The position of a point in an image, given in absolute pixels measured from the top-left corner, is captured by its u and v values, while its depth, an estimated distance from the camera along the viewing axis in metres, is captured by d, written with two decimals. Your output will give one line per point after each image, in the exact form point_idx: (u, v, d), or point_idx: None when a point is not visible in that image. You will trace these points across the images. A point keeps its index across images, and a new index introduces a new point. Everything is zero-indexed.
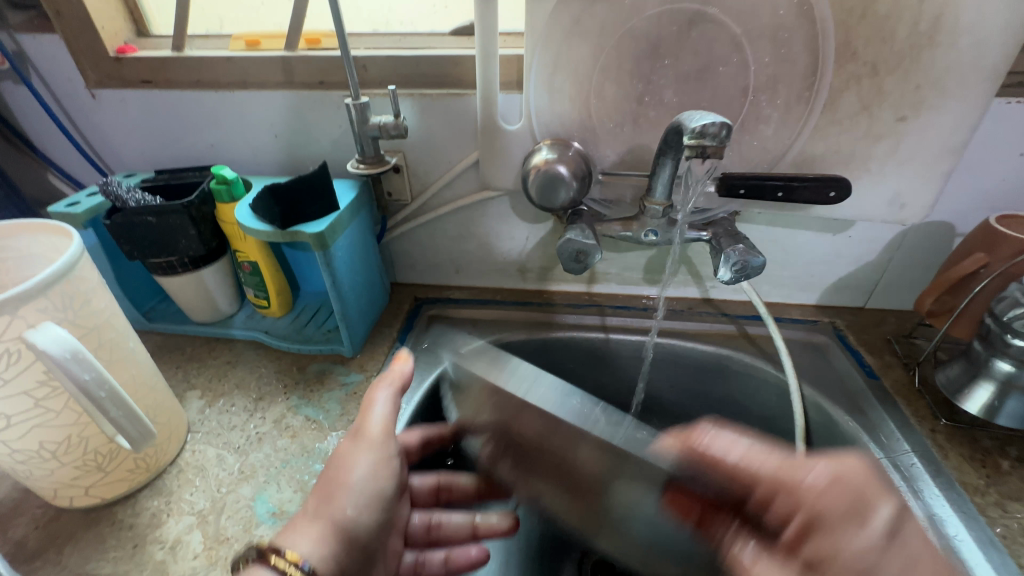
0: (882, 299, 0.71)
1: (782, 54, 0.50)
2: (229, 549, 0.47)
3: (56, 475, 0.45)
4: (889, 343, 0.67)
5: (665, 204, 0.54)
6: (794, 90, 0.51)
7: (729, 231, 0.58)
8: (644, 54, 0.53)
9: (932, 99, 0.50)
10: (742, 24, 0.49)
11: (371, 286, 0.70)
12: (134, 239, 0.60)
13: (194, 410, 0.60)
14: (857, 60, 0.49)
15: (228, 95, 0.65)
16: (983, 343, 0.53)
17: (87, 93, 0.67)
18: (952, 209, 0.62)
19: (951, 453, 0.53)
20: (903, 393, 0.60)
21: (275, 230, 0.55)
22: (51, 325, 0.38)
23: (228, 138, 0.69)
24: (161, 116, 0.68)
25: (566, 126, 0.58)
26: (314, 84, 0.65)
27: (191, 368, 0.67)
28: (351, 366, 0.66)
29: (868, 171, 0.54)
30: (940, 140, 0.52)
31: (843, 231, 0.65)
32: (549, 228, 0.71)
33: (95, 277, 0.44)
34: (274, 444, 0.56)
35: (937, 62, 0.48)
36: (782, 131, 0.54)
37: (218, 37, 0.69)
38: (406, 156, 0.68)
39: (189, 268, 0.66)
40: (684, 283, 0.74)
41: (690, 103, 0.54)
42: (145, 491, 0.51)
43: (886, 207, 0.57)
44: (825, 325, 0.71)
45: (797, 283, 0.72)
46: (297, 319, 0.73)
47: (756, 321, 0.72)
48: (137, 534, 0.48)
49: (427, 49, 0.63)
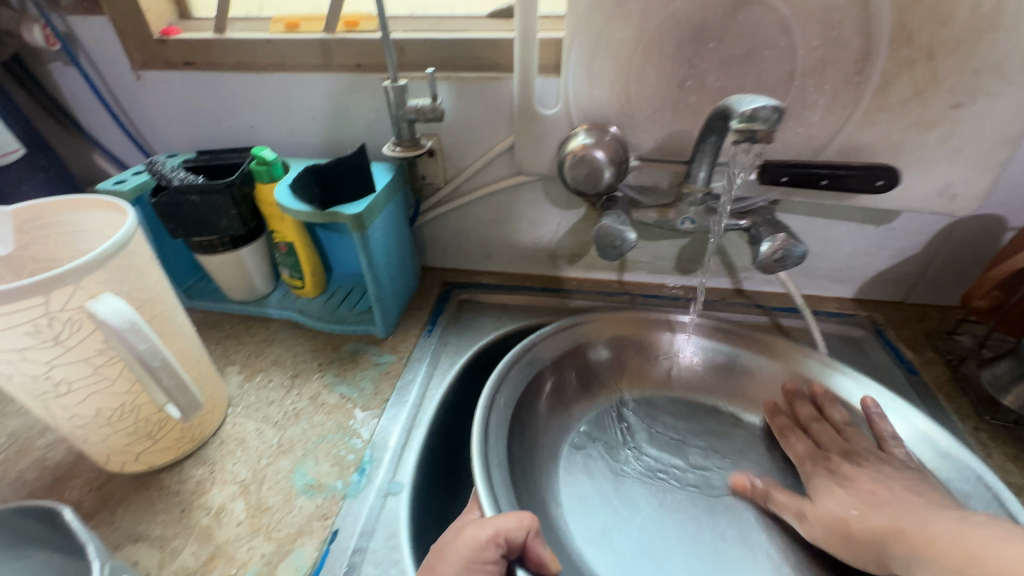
0: (924, 294, 0.69)
1: (832, 37, 0.48)
2: (271, 517, 0.48)
3: (110, 441, 0.47)
4: (929, 338, 0.66)
5: (705, 191, 0.54)
6: (843, 76, 0.50)
7: (769, 219, 0.56)
8: (687, 38, 0.52)
9: (990, 86, 0.48)
10: (792, 6, 0.48)
11: (403, 269, 0.71)
12: (177, 218, 0.62)
13: (234, 384, 0.62)
14: (912, 44, 0.47)
15: (267, 77, 0.66)
16: None
17: (132, 74, 0.69)
18: (1003, 202, 0.60)
19: (995, 452, 0.52)
20: (944, 390, 0.59)
21: (315, 210, 0.56)
22: (111, 297, 0.40)
23: (265, 120, 0.70)
24: (201, 98, 0.69)
25: (604, 111, 0.58)
26: (352, 67, 0.65)
27: (229, 344, 0.69)
28: (383, 347, 0.67)
29: (917, 160, 0.53)
30: (996, 129, 0.50)
31: (887, 222, 0.64)
32: (582, 214, 0.71)
33: (148, 252, 0.45)
34: (311, 419, 0.58)
35: (997, 47, 0.46)
36: (828, 118, 0.52)
37: (258, 20, 0.70)
38: (441, 140, 0.68)
39: (229, 247, 0.67)
40: (717, 274, 0.74)
41: (733, 89, 0.53)
42: (190, 460, 0.53)
43: (934, 198, 0.55)
44: (862, 319, 0.70)
45: (835, 275, 0.70)
46: (331, 300, 0.74)
47: (791, 313, 0.71)
48: (183, 499, 0.50)
49: (467, 32, 0.63)
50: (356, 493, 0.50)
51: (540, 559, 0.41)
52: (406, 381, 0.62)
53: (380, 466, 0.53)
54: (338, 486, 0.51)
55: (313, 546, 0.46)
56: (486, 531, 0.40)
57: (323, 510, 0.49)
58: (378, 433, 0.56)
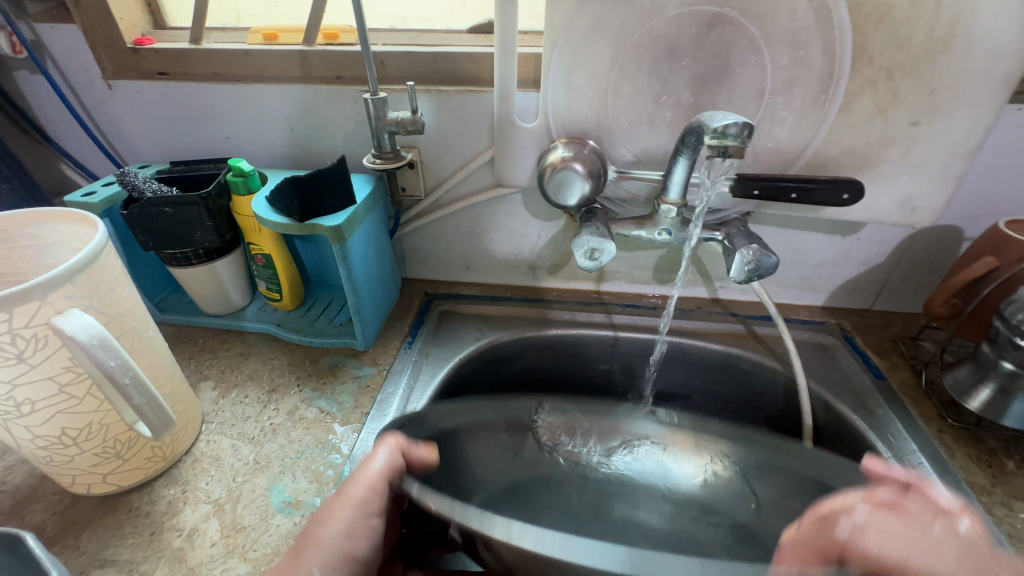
0: (890, 301, 0.72)
1: (799, 57, 0.50)
2: (245, 537, 0.47)
3: (75, 462, 0.45)
4: (895, 344, 0.68)
5: (679, 204, 0.55)
6: (810, 94, 0.52)
7: (743, 231, 0.58)
8: (662, 55, 0.53)
9: (946, 105, 0.51)
10: (761, 27, 0.50)
11: (383, 281, 0.70)
12: (150, 230, 0.60)
13: (208, 400, 0.61)
14: (873, 64, 0.50)
15: (244, 88, 0.65)
16: (1009, 360, 0.51)
17: (103, 83, 0.68)
18: (960, 214, 0.62)
19: (958, 453, 0.54)
20: (909, 395, 0.61)
21: (293, 222, 0.55)
22: (79, 312, 0.39)
23: (242, 130, 0.69)
24: (175, 108, 0.68)
25: (581, 125, 0.59)
26: (331, 79, 0.65)
27: (204, 359, 0.67)
28: (363, 360, 0.66)
29: (880, 174, 0.56)
30: (952, 144, 0.53)
31: (853, 233, 0.66)
32: (561, 226, 0.72)
33: (119, 266, 0.44)
34: (289, 435, 0.57)
35: (951, 68, 0.49)
36: (797, 134, 0.54)
37: (235, 31, 0.70)
38: (421, 152, 0.68)
39: (203, 259, 0.65)
40: (693, 283, 0.75)
41: (706, 105, 0.54)
42: (160, 480, 0.52)
43: (897, 210, 0.58)
44: (832, 326, 0.72)
45: (806, 284, 0.72)
46: (309, 313, 0.73)
47: (765, 321, 0.73)
48: (154, 521, 0.48)
49: (446, 46, 0.64)
50: None
51: (421, 459, 0.43)
52: (386, 395, 0.62)
53: None
54: (316, 503, 0.50)
55: None
56: (361, 484, 0.40)
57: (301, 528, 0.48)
58: (358, 448, 0.55)
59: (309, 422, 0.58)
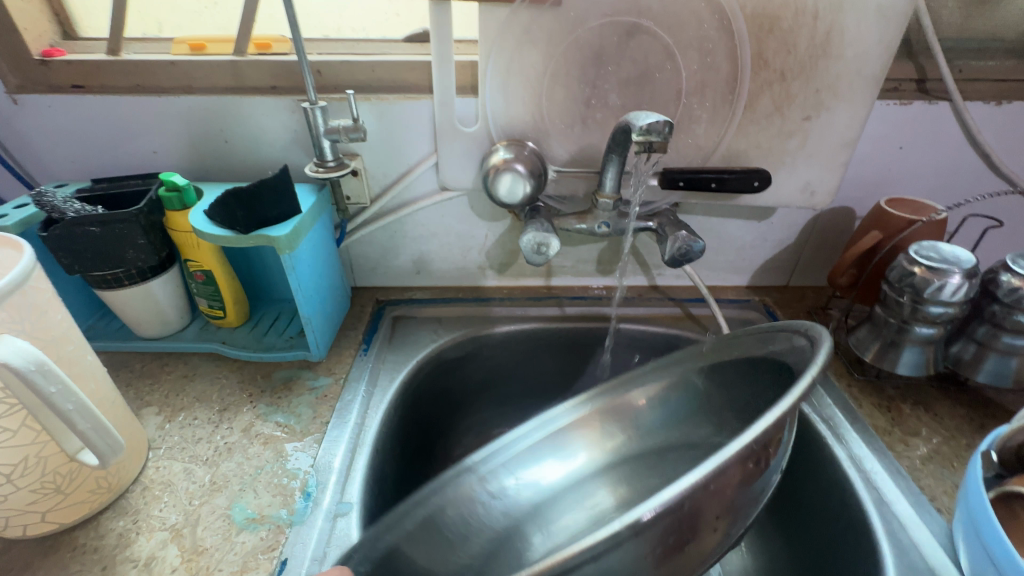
0: (803, 276, 0.81)
1: (707, 62, 0.56)
2: (208, 559, 0.46)
3: (10, 501, 0.42)
4: (809, 315, 0.76)
5: (614, 197, 0.60)
6: (720, 94, 0.58)
7: (672, 219, 0.63)
8: (589, 62, 0.57)
9: (829, 102, 0.59)
10: (673, 36, 0.55)
11: (333, 290, 0.70)
12: (74, 252, 0.56)
13: (153, 426, 0.58)
14: (769, 68, 0.57)
15: (172, 100, 0.63)
16: (897, 318, 0.59)
17: (7, 98, 0.63)
18: (850, 195, 0.72)
19: (864, 403, 0.61)
20: (823, 356, 0.69)
21: (237, 234, 0.54)
22: (10, 337, 0.36)
23: (171, 143, 0.66)
24: (93, 122, 0.65)
25: (520, 128, 0.62)
26: (266, 88, 0.64)
27: (144, 385, 0.64)
28: (318, 370, 0.66)
29: (783, 163, 0.63)
30: (837, 136, 0.61)
31: (767, 217, 0.74)
32: (507, 225, 0.75)
33: (49, 288, 0.42)
34: (245, 452, 0.55)
35: (831, 70, 0.57)
36: (711, 130, 0.61)
37: (157, 42, 0.67)
38: (364, 160, 0.69)
39: (137, 280, 0.62)
40: (633, 272, 0.81)
41: (632, 106, 0.59)
42: (107, 513, 0.49)
43: (799, 194, 0.66)
44: (757, 303, 0.79)
45: (732, 266, 0.80)
46: (256, 328, 0.71)
47: (699, 303, 0.79)
48: (104, 556, 0.46)
49: (384, 55, 0.66)
50: (303, 520, 0.49)
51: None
52: (345, 402, 0.61)
53: (326, 489, 0.52)
54: (282, 515, 0.49)
55: None
56: None
57: (268, 542, 0.47)
58: (322, 457, 0.55)
59: (267, 438, 0.57)
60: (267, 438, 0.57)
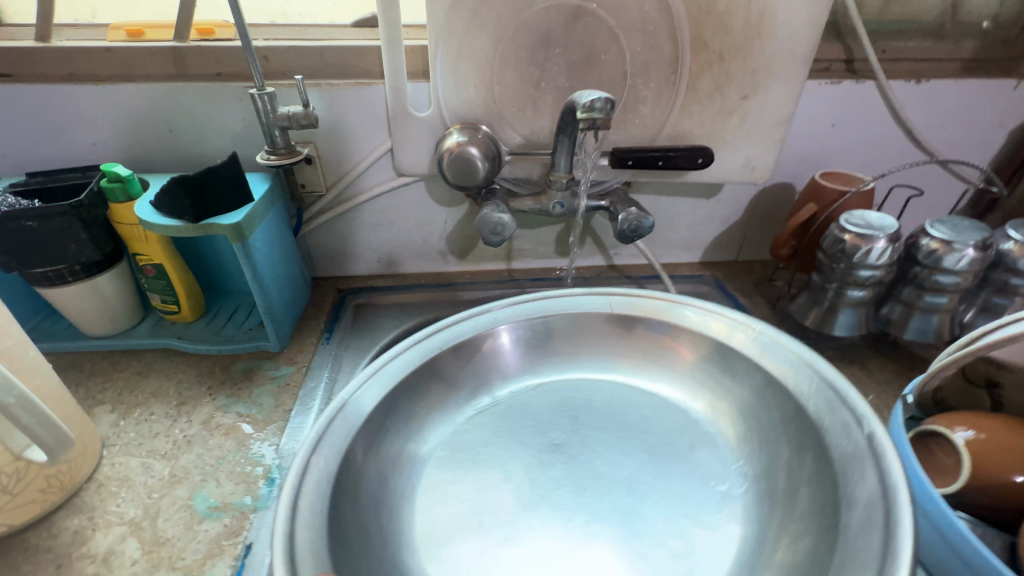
0: (750, 251, 0.85)
1: (650, 44, 0.59)
2: (171, 549, 0.45)
3: None
4: (757, 287, 0.80)
5: (566, 177, 0.61)
6: (663, 75, 0.61)
7: (623, 198, 0.66)
8: (537, 45, 0.59)
9: (764, 81, 0.62)
10: (617, 18, 0.57)
11: (292, 280, 0.69)
12: (9, 248, 0.54)
13: (107, 424, 0.57)
14: (708, 49, 0.59)
15: (110, 88, 0.61)
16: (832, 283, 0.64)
17: None
18: (789, 172, 0.76)
19: None
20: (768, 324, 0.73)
21: (186, 224, 0.53)
22: None
23: (111, 134, 0.64)
24: (25, 113, 0.62)
25: (473, 111, 0.63)
26: (211, 75, 0.63)
27: (95, 384, 0.62)
28: (279, 360, 0.65)
29: (725, 141, 0.66)
30: (773, 114, 0.64)
31: (713, 195, 0.78)
32: (466, 210, 0.76)
33: None
34: (206, 444, 0.55)
35: (765, 51, 0.60)
36: (657, 111, 0.63)
37: (91, 28, 0.65)
38: (317, 147, 0.68)
39: (82, 276, 0.60)
40: (591, 252, 0.83)
41: (580, 88, 0.61)
42: (60, 512, 0.48)
43: (741, 171, 0.69)
44: (708, 278, 0.83)
45: (684, 244, 0.83)
46: (213, 322, 0.69)
47: (654, 280, 0.82)
48: (59, 554, 0.45)
49: (332, 40, 0.65)
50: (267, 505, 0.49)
51: None
52: (308, 390, 0.61)
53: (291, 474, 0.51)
54: (246, 502, 0.49)
55: (225, 564, 0.44)
56: None
57: (232, 528, 0.47)
58: (285, 443, 0.54)
59: (227, 429, 0.56)
60: (228, 429, 0.56)
